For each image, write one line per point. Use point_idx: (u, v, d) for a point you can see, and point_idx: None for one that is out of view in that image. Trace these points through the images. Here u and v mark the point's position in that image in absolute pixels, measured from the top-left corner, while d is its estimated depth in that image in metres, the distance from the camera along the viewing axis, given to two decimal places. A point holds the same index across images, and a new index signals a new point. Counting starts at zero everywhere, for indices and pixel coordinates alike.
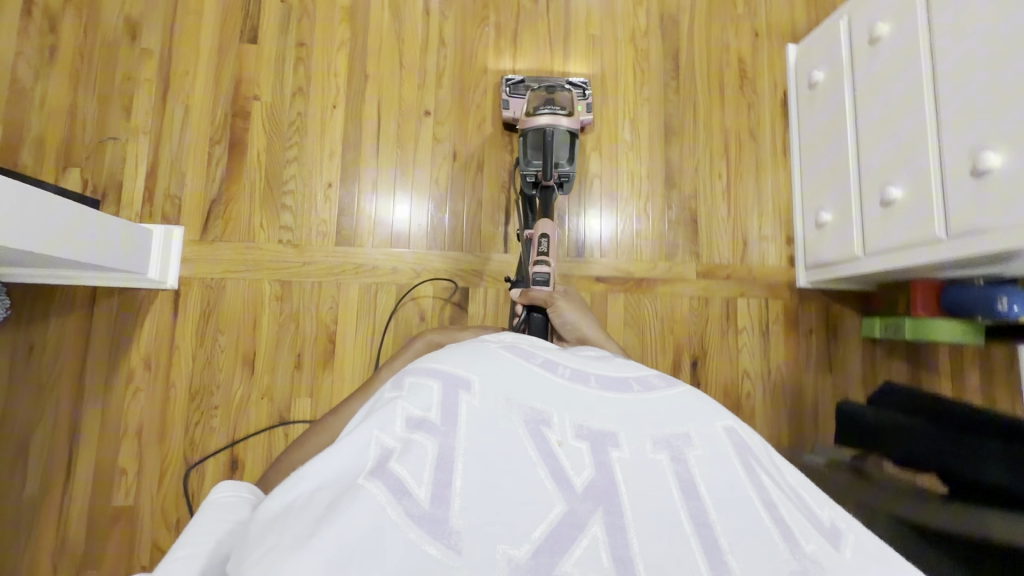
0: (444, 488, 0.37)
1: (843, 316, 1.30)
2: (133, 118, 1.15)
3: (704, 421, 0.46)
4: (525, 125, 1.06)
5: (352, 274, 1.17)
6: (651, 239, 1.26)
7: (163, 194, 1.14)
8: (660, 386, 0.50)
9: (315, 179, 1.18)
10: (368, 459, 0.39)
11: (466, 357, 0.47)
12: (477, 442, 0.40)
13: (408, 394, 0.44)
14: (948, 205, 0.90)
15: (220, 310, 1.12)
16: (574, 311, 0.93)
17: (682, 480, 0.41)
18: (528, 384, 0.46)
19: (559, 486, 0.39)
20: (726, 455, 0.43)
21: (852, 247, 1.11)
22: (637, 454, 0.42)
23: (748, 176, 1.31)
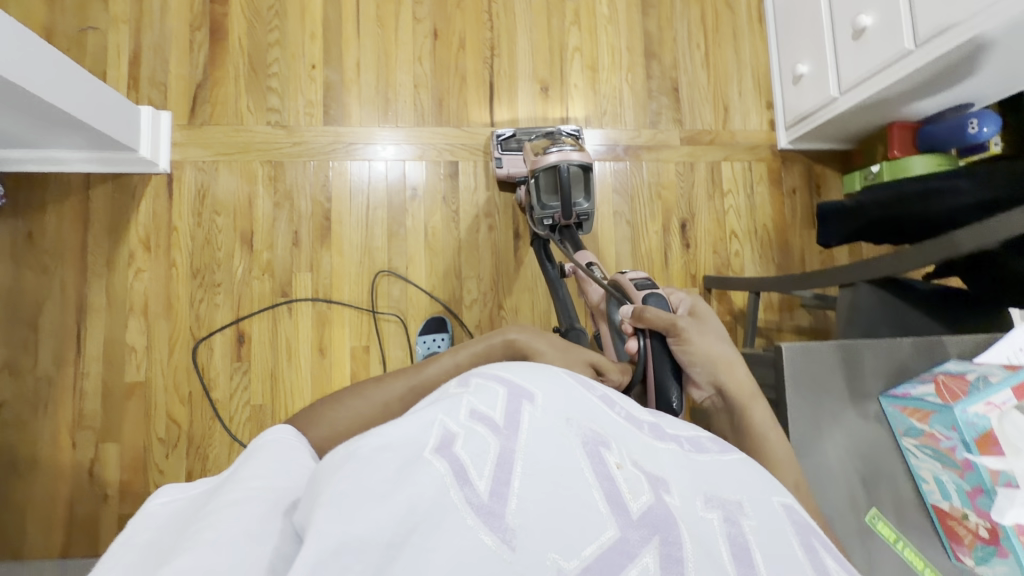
0: (504, 487, 0.30)
1: (826, 175, 1.34)
2: (113, 8, 1.15)
3: (757, 494, 0.38)
4: (535, 166, 1.00)
5: (343, 153, 1.18)
6: (635, 109, 1.29)
7: (149, 82, 1.14)
8: (713, 451, 0.42)
9: (299, 61, 1.19)
10: (431, 436, 0.32)
11: (535, 371, 0.40)
12: (544, 447, 0.33)
13: (476, 392, 0.37)
14: (917, 13, 0.93)
15: (215, 191, 1.14)
16: (703, 336, 0.63)
17: (734, 544, 0.32)
18: (589, 409, 0.38)
19: (613, 511, 0.31)
20: (782, 535, 0.34)
21: (828, 90, 1.15)
22: (689, 505, 0.34)
23: (725, 44, 1.34)
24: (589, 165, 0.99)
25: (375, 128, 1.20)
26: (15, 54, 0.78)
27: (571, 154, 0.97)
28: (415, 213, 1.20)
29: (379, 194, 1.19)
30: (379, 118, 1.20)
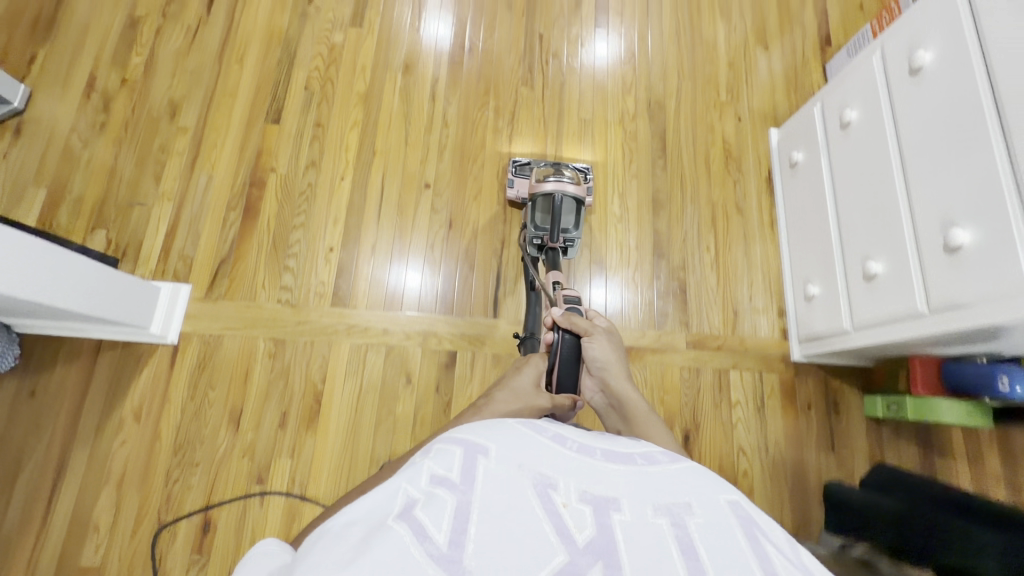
0: (460, 534, 0.36)
1: (843, 391, 1.26)
2: (162, 185, 1.26)
3: (708, 494, 0.44)
4: (534, 190, 1.19)
5: (345, 334, 1.20)
6: (640, 307, 1.28)
7: (177, 254, 1.22)
8: (664, 461, 0.49)
9: (319, 242, 1.26)
10: (396, 504, 0.38)
11: (492, 426, 0.47)
12: (493, 497, 0.39)
13: (434, 454, 0.43)
14: (929, 280, 0.90)
15: (215, 364, 1.16)
16: (604, 349, 0.89)
17: (681, 544, 0.38)
18: (539, 455, 0.45)
19: (561, 539, 0.38)
20: (729, 528, 0.40)
21: (840, 320, 1.11)
22: (639, 517, 0.41)
23: (736, 247, 1.35)
24: (581, 198, 1.15)
25: (381, 311, 1.23)
26: (39, 271, 0.84)
27: (566, 187, 1.14)
28: (406, 399, 1.17)
29: (372, 377, 1.18)
30: (384, 302, 1.24)
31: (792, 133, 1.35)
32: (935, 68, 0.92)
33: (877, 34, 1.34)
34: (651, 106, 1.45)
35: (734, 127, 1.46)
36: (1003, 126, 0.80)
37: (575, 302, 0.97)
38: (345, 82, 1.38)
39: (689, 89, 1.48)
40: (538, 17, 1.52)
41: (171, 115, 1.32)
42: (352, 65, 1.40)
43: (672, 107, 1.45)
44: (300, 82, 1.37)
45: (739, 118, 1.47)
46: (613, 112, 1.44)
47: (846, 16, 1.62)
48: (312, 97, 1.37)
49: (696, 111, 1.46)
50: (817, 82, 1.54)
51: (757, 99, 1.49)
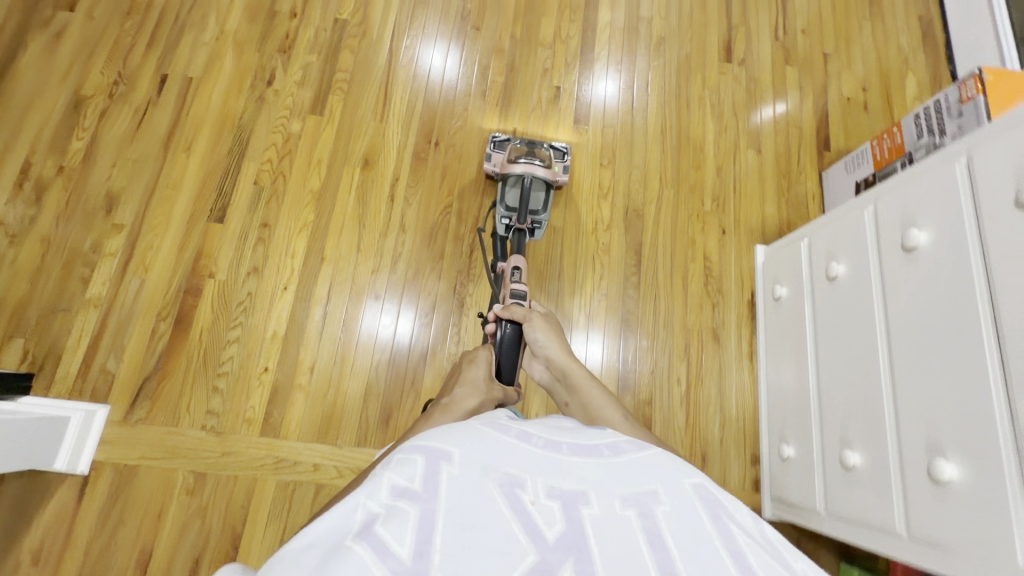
0: (425, 545, 0.37)
1: (817, 555, 1.14)
2: (91, 289, 1.18)
3: (674, 481, 0.47)
4: (505, 170, 1.22)
5: (271, 469, 1.10)
6: None
7: (99, 368, 1.14)
8: (629, 451, 0.51)
9: (255, 359, 1.17)
10: (356, 523, 0.38)
11: (455, 432, 0.47)
12: (455, 504, 0.40)
13: (394, 463, 0.44)
14: (909, 501, 0.79)
15: (127, 499, 1.06)
16: (546, 333, 1.03)
17: (649, 532, 0.41)
18: (504, 456, 0.46)
19: (531, 538, 0.39)
20: (695, 512, 0.43)
21: (813, 499, 1.00)
22: (607, 510, 0.43)
23: (709, 381, 1.24)
24: (549, 181, 1.20)
25: (314, 443, 1.13)
26: None
27: (536, 169, 1.18)
28: None
29: (297, 520, 1.08)
30: (318, 433, 1.14)
31: (777, 258, 1.24)
32: (929, 256, 0.80)
33: (877, 158, 1.22)
34: (628, 216, 1.34)
35: (717, 242, 1.34)
36: (1000, 356, 0.68)
37: (519, 295, 1.09)
38: (298, 178, 1.29)
39: (671, 197, 1.37)
40: (514, 109, 1.41)
41: (107, 209, 1.23)
42: (307, 158, 1.31)
43: (650, 216, 1.35)
44: (250, 176, 1.28)
45: (722, 232, 1.35)
46: (585, 220, 1.33)
47: (848, 118, 1.50)
48: (261, 192, 1.27)
49: (676, 222, 1.35)
50: (813, 192, 1.42)
51: (744, 210, 1.38)
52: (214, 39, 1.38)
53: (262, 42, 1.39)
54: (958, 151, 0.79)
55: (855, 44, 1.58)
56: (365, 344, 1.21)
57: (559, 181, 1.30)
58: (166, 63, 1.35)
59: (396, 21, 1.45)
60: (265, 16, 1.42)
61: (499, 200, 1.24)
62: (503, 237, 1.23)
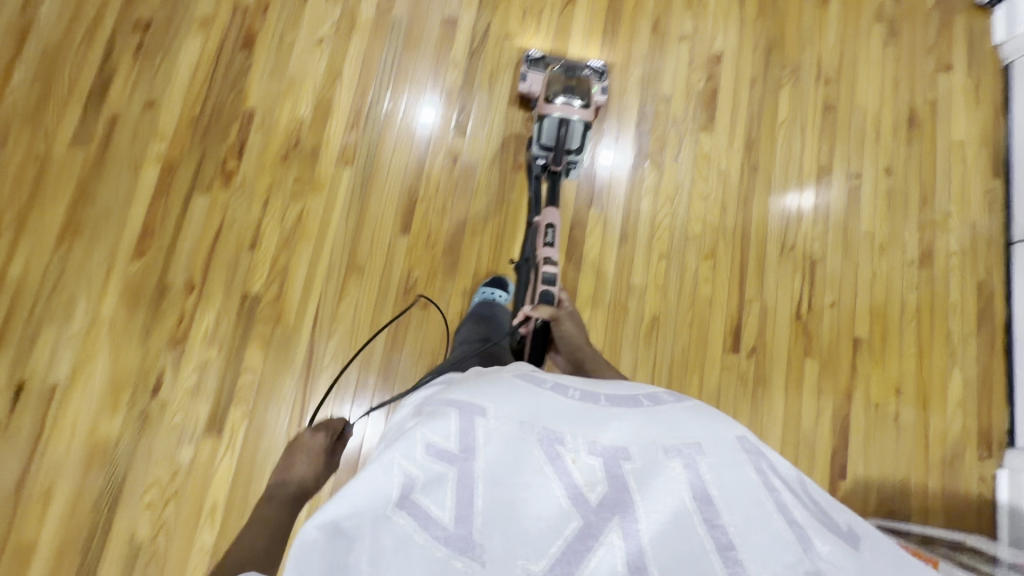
0: (467, 508, 0.37)
1: None
2: None
3: (716, 433, 0.45)
4: (542, 110, 1.18)
5: None
6: None
7: None
8: (667, 401, 0.52)
9: None
10: (393, 483, 0.37)
11: (489, 388, 0.47)
12: (495, 459, 0.40)
13: (427, 419, 0.42)
14: None
15: None
16: (574, 329, 0.99)
17: (695, 487, 0.40)
18: (542, 413, 0.45)
19: (573, 500, 0.39)
20: (736, 457, 0.43)
21: None
22: (649, 461, 0.42)
23: None
24: (586, 121, 1.16)
25: None
26: None
27: (574, 110, 1.15)
28: None
29: None
30: None
31: None
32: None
33: None
34: None
35: None
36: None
37: (550, 283, 1.09)
38: (184, 535, 1.05)
39: None
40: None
41: None
42: (197, 505, 1.06)
43: None
44: (123, 530, 1.04)
45: None
46: None
47: (870, 434, 1.24)
48: (138, 552, 1.04)
49: None
50: None
51: None
52: (84, 330, 1.10)
53: (146, 336, 1.11)
54: None
55: (893, 333, 1.29)
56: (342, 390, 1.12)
57: (597, 104, 1.29)
58: (24, 364, 1.07)
59: (321, 300, 1.16)
60: (152, 294, 1.12)
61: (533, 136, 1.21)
62: (534, 176, 1.24)
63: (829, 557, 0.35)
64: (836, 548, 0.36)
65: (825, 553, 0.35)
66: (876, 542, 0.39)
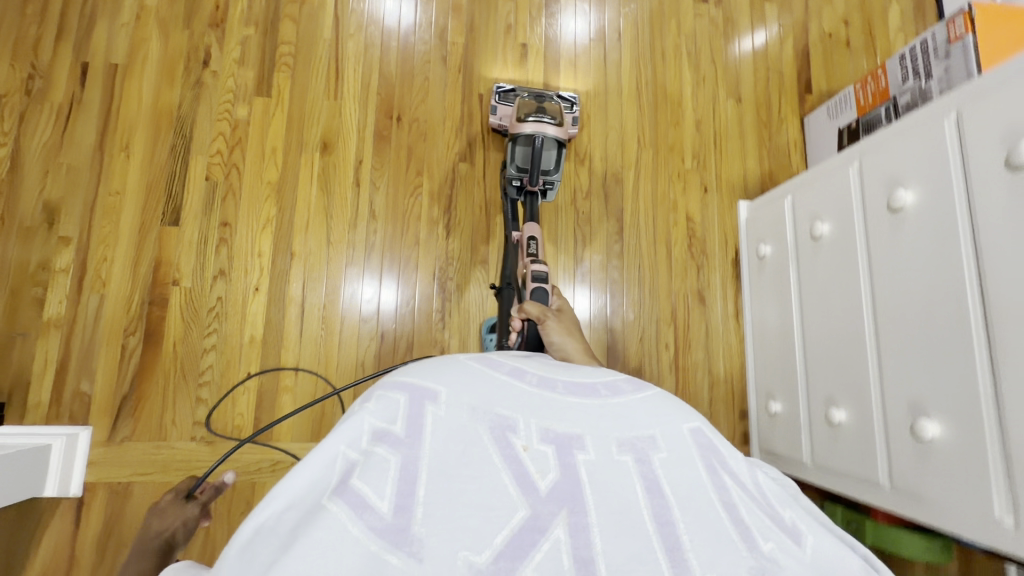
0: (406, 498, 0.38)
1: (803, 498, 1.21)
2: (46, 312, 1.10)
3: (672, 424, 0.48)
4: (514, 131, 1.14)
5: (268, 472, 1.10)
6: None
7: (72, 391, 1.08)
8: (627, 390, 0.51)
9: (236, 367, 1.13)
10: (337, 471, 0.40)
11: (443, 369, 0.47)
12: (440, 450, 0.41)
13: (374, 403, 0.44)
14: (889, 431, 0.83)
15: (125, 521, 1.05)
16: (562, 335, 0.97)
17: (647, 479, 0.42)
18: (496, 394, 0.46)
19: (524, 491, 0.40)
20: (687, 457, 0.45)
21: (800, 452, 1.04)
22: (603, 455, 0.44)
23: (697, 344, 1.26)
24: (562, 141, 1.12)
25: (308, 443, 1.13)
26: None
27: (545, 127, 1.10)
28: None
29: None
30: (311, 433, 1.13)
31: (758, 220, 1.22)
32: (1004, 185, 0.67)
33: (860, 103, 1.18)
34: (607, 182, 1.30)
35: (699, 201, 1.32)
36: (995, 392, 0.68)
37: (540, 280, 1.03)
38: (254, 172, 1.21)
39: (649, 163, 1.33)
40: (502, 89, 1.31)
41: (50, 222, 1.14)
42: (260, 148, 1.22)
43: (629, 182, 1.31)
44: (200, 172, 1.19)
45: (704, 190, 1.33)
46: (563, 192, 1.29)
47: (829, 59, 1.44)
48: (215, 190, 1.19)
49: (656, 186, 1.32)
50: (794, 142, 1.38)
51: (725, 165, 1.35)
52: (134, 20, 1.23)
53: (189, 21, 1.25)
54: (947, 107, 0.77)
55: None
56: (370, 51, 1.29)
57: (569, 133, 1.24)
58: (85, 49, 1.21)
59: None
60: None
61: (507, 159, 1.17)
62: (512, 199, 1.19)
63: (771, 554, 0.40)
64: (779, 545, 0.40)
65: (766, 552, 0.39)
66: (818, 543, 0.42)
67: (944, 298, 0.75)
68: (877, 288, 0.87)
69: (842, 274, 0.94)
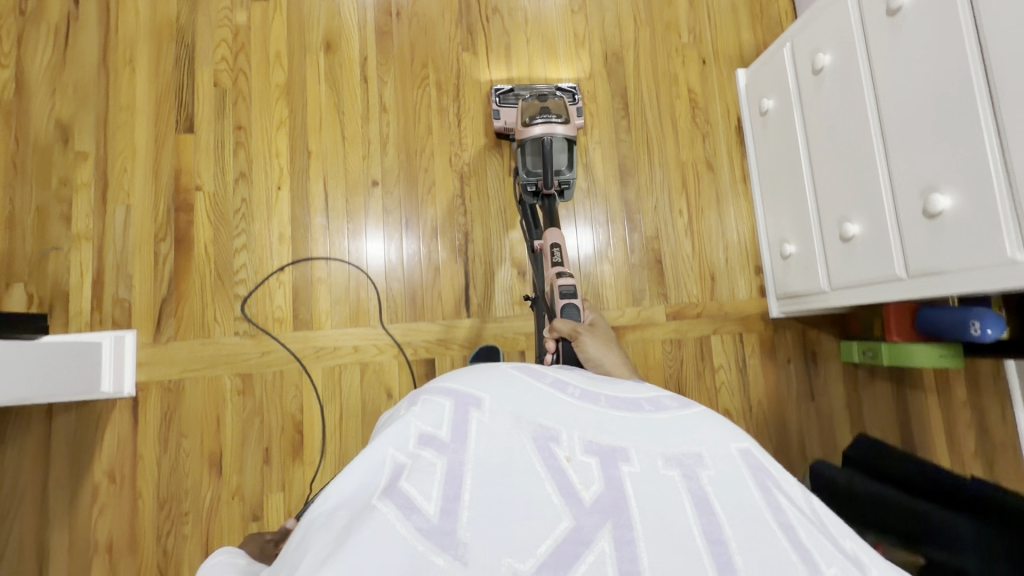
0: (453, 502, 0.37)
1: (821, 341, 1.28)
2: (74, 226, 1.12)
3: (717, 442, 0.43)
4: (521, 135, 1.07)
5: (313, 358, 1.14)
6: (617, 260, 1.26)
7: (113, 298, 1.11)
8: (672, 407, 0.48)
9: (268, 264, 1.16)
10: (385, 473, 0.39)
11: (485, 374, 0.47)
12: (488, 457, 0.39)
13: (420, 408, 0.44)
14: (903, 224, 0.88)
15: (181, 414, 1.09)
16: (599, 348, 0.88)
17: (694, 496, 0.38)
18: (538, 404, 0.45)
19: (566, 500, 0.37)
20: (737, 474, 0.40)
21: (817, 280, 1.09)
22: (647, 468, 0.40)
23: (710, 209, 1.30)
24: (572, 137, 1.06)
25: (348, 329, 1.17)
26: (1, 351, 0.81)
27: (555, 126, 1.04)
28: None
29: (351, 399, 1.14)
30: (349, 319, 1.17)
31: (757, 77, 1.25)
32: None
33: None
34: (608, 61, 1.33)
35: (698, 74, 1.35)
36: (1002, 148, 0.73)
37: (569, 296, 0.95)
38: (261, 75, 1.21)
39: (647, 42, 1.35)
40: None
41: (64, 140, 1.14)
42: (263, 52, 1.22)
43: (630, 61, 1.33)
44: (207, 80, 1.20)
45: (702, 63, 1.36)
46: (566, 74, 1.31)
47: None
48: (225, 97, 1.20)
49: (655, 62, 1.34)
50: (784, 10, 1.42)
51: (720, 37, 1.38)
52: None
53: None
54: None
55: None
56: None
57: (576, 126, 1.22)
58: None
59: None
60: None
61: (518, 164, 1.12)
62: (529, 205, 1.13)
63: None
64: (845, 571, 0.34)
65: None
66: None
67: (950, 92, 0.79)
68: (881, 95, 0.91)
69: (845, 95, 0.98)
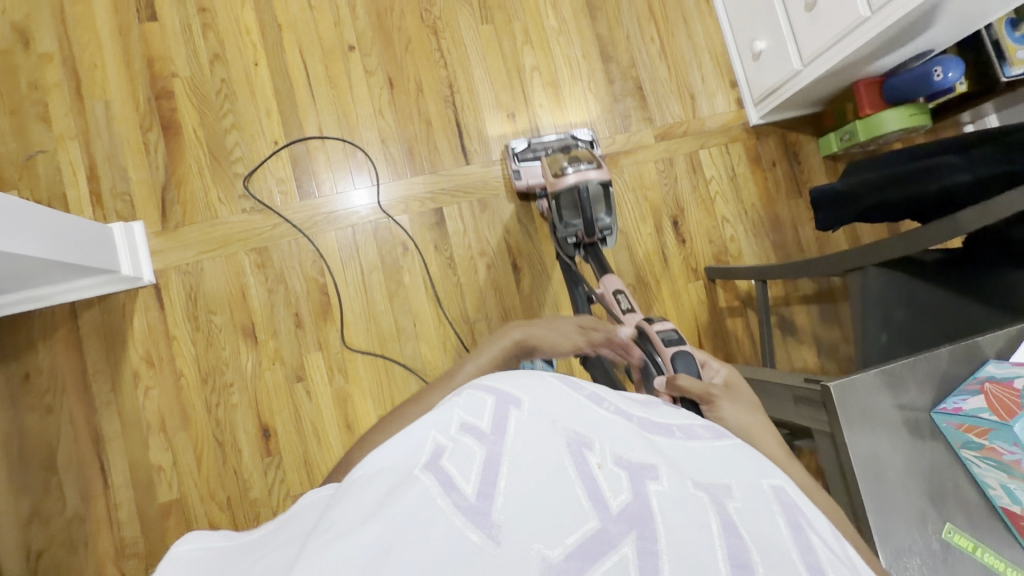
0: (491, 486, 0.30)
1: (801, 141, 1.35)
2: (55, 126, 1.10)
3: (748, 475, 0.35)
4: (555, 187, 0.99)
5: (325, 224, 1.16)
6: (600, 92, 1.29)
7: (111, 192, 1.10)
8: (705, 437, 0.39)
9: (260, 141, 1.16)
10: (425, 450, 0.32)
11: (536, 378, 0.39)
12: (530, 450, 0.32)
13: (465, 396, 0.36)
14: None
15: (206, 293, 1.11)
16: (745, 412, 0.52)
17: (722, 518, 0.30)
18: (580, 410, 0.36)
19: (594, 504, 0.29)
20: (765, 509, 0.32)
21: (790, 64, 1.15)
22: (678, 487, 0.31)
23: (679, 31, 1.33)
24: (608, 180, 0.98)
25: (354, 192, 1.18)
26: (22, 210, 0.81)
27: (589, 173, 0.97)
28: (410, 267, 1.18)
29: (369, 257, 1.17)
30: (353, 182, 1.18)
31: None
32: None
33: None
34: None
35: None
36: None
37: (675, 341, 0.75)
38: None
39: None
40: None
41: (25, 43, 1.11)
42: None
43: None
44: None
45: None
46: None
47: None
48: None
49: None
50: None
51: None
52: None
53: None
54: None
55: None
56: None
57: None
58: None
59: None
60: None
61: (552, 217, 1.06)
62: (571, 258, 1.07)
63: None
64: None
65: None
66: None
67: None
68: None
69: None
